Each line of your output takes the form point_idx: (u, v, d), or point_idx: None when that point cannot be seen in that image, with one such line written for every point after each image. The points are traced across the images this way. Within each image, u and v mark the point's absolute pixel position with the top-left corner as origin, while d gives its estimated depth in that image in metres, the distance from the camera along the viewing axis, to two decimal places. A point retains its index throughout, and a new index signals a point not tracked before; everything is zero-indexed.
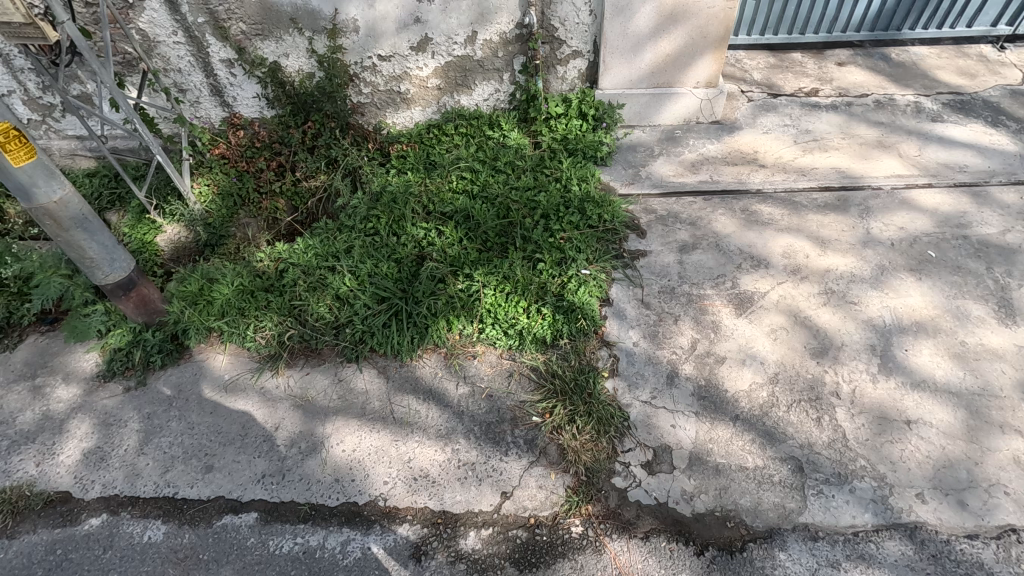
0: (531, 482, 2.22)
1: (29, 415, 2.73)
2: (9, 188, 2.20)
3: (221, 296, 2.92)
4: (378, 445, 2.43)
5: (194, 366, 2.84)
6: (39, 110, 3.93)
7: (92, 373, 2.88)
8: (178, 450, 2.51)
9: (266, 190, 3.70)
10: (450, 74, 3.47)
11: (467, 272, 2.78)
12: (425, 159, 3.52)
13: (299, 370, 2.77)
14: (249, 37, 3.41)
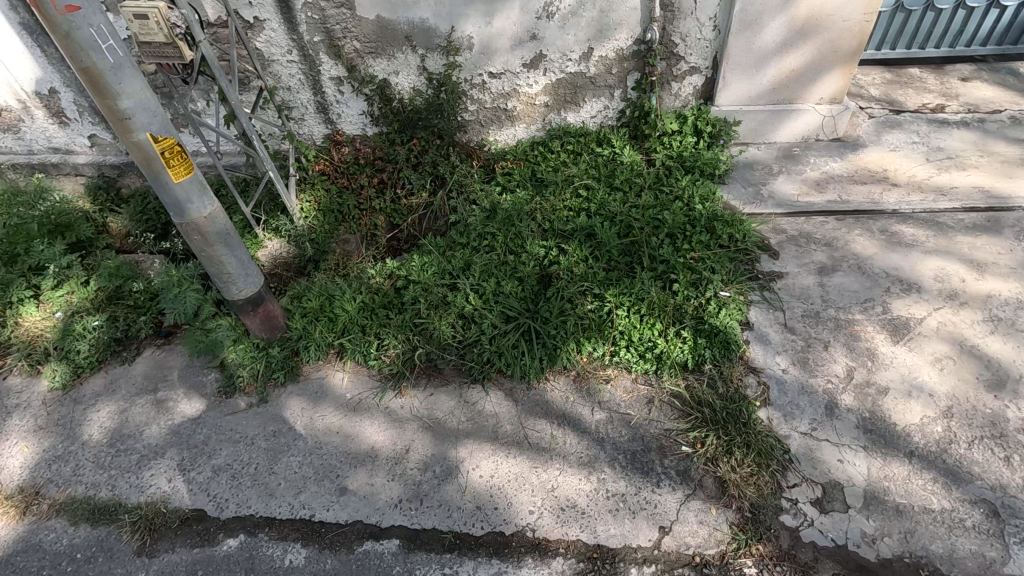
0: (691, 517, 2.09)
1: (155, 430, 2.73)
2: (165, 204, 2.20)
3: (344, 313, 2.89)
4: (517, 471, 2.33)
5: (315, 384, 2.80)
6: None
7: (212, 388, 2.87)
8: (309, 471, 2.45)
9: (367, 206, 3.70)
10: (560, 91, 3.43)
11: (596, 291, 2.68)
12: (532, 176, 3.46)
13: (423, 390, 2.70)
14: (362, 55, 3.42)
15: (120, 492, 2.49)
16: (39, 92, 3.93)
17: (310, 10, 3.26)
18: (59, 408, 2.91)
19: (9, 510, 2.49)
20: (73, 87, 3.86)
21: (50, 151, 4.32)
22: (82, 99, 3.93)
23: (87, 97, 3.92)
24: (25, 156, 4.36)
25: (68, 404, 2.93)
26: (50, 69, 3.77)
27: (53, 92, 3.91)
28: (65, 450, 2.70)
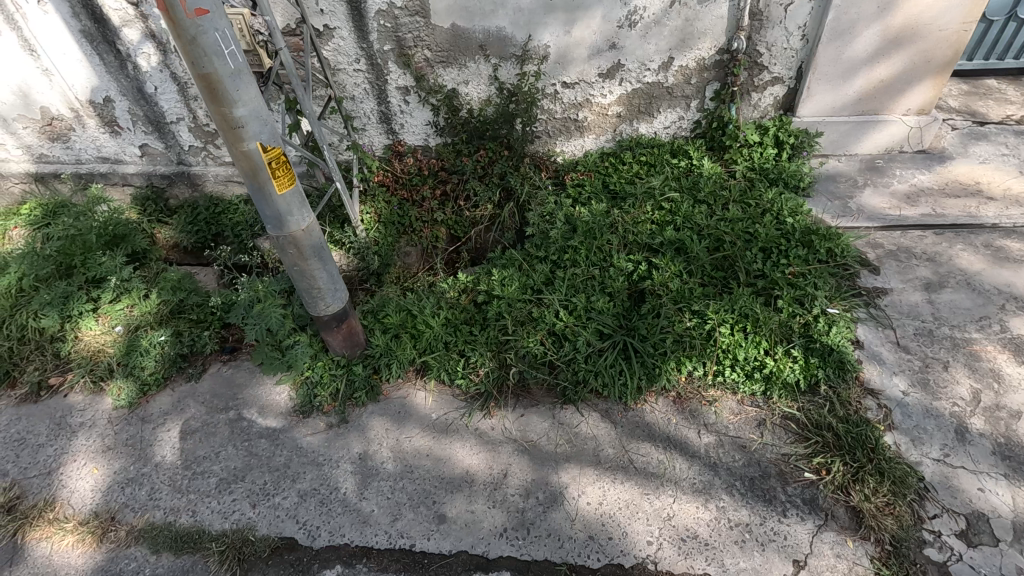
0: (826, 550, 1.97)
1: (232, 451, 2.60)
2: (265, 217, 2.10)
3: (429, 329, 2.77)
4: (627, 499, 2.21)
5: (397, 404, 2.68)
6: (202, 136, 3.96)
7: (288, 408, 2.75)
8: (403, 497, 2.32)
9: (429, 218, 3.62)
10: (635, 101, 3.34)
11: (696, 308, 2.57)
12: (604, 188, 3.37)
13: (513, 410, 2.59)
14: (432, 65, 3.34)
15: (203, 518, 2.36)
16: (93, 101, 3.85)
17: (382, 18, 3.18)
18: (127, 427, 2.79)
19: (85, 538, 2.36)
20: (129, 96, 3.78)
21: (98, 161, 4.23)
22: (137, 108, 3.85)
23: (142, 106, 3.83)
24: (73, 166, 4.27)
25: (136, 423, 2.80)
26: (106, 78, 3.69)
27: (107, 101, 3.83)
28: (138, 473, 2.57)
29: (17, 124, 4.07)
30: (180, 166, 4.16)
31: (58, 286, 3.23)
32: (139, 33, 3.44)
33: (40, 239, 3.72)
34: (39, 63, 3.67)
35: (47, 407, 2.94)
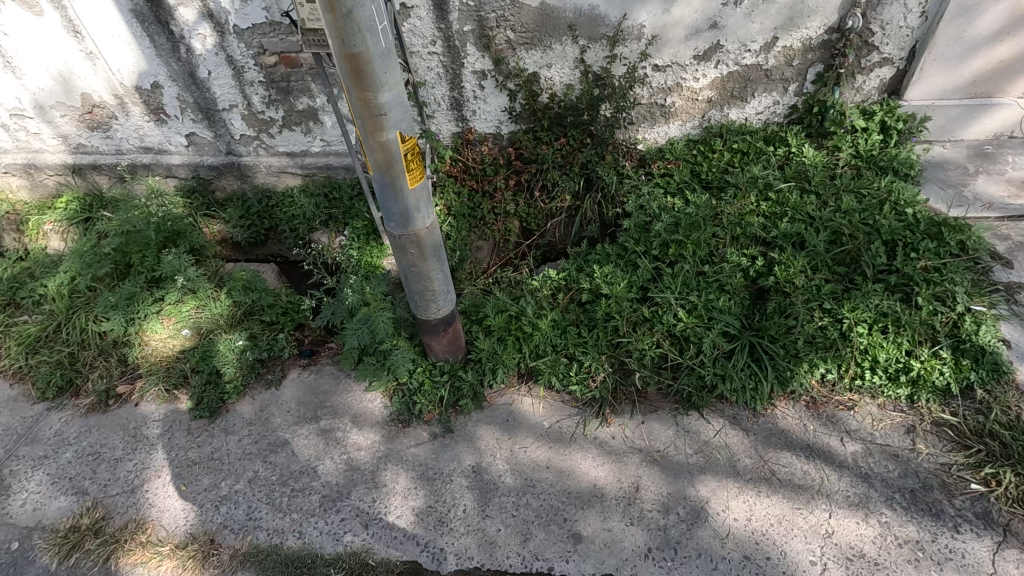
0: (1012, 569, 1.83)
1: (330, 465, 2.42)
2: (391, 214, 1.91)
3: (538, 331, 2.57)
4: (778, 514, 2.06)
5: (504, 411, 2.51)
6: (255, 125, 3.74)
7: (384, 416, 2.58)
8: (530, 514, 2.16)
9: (501, 210, 3.44)
10: (728, 85, 3.15)
11: (827, 306, 2.40)
12: (697, 178, 3.18)
13: (631, 418, 2.42)
14: (514, 47, 3.13)
15: (311, 541, 2.19)
16: (140, 87, 3.61)
17: None
18: (209, 440, 2.60)
19: (185, 563, 2.18)
20: (179, 81, 3.54)
21: (140, 151, 4.00)
22: (187, 95, 3.61)
23: (193, 93, 3.59)
24: (112, 157, 4.04)
25: (219, 435, 2.61)
26: (156, 62, 3.45)
27: (154, 87, 3.59)
28: (230, 490, 2.39)
29: (54, 112, 3.83)
30: (229, 157, 3.93)
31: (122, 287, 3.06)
32: (195, 12, 3.20)
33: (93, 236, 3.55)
34: (83, 45, 3.42)
35: (118, 417, 2.75)
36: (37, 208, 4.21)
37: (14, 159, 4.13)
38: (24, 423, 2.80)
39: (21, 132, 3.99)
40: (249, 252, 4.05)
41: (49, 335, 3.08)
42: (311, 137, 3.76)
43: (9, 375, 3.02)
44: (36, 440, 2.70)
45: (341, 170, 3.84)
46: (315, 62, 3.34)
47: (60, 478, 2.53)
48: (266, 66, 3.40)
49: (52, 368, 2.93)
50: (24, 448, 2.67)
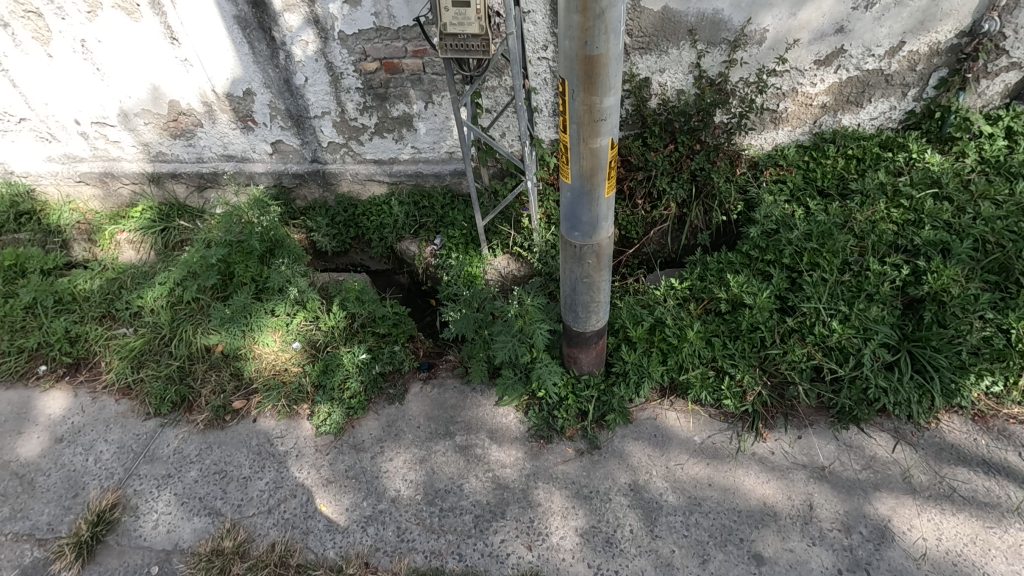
0: None
1: (476, 483, 2.33)
2: (581, 222, 1.84)
3: (685, 342, 2.48)
4: (970, 533, 1.99)
5: (650, 425, 2.43)
6: (345, 132, 3.67)
7: (522, 432, 2.49)
8: (703, 534, 2.07)
9: None
10: (845, 90, 3.10)
11: (990, 315, 2.32)
12: (813, 185, 3.11)
13: (786, 432, 2.34)
14: (628, 52, 3.07)
15: (474, 564, 2.10)
16: (231, 94, 3.55)
17: None
18: (341, 456, 2.51)
19: None
20: (273, 88, 3.48)
21: (222, 159, 3.94)
22: (279, 102, 3.55)
23: (285, 100, 3.53)
24: (193, 165, 3.98)
25: (350, 452, 2.52)
26: (252, 68, 3.39)
27: (247, 94, 3.53)
28: (374, 509, 2.30)
29: (138, 119, 3.77)
30: (314, 165, 3.86)
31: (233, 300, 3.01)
32: (301, 18, 3.14)
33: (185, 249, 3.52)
34: (179, 52, 3.37)
35: (238, 434, 2.66)
36: (110, 218, 4.15)
37: (90, 167, 4.07)
38: (139, 439, 2.71)
39: (101, 140, 3.93)
40: (329, 260, 3.99)
41: (154, 349, 3.01)
42: (402, 144, 3.69)
43: (115, 390, 2.94)
44: (155, 458, 2.61)
45: (430, 178, 3.77)
46: (418, 67, 3.29)
47: (190, 498, 2.43)
48: (366, 72, 3.34)
49: (163, 383, 2.85)
50: (144, 467, 2.58)
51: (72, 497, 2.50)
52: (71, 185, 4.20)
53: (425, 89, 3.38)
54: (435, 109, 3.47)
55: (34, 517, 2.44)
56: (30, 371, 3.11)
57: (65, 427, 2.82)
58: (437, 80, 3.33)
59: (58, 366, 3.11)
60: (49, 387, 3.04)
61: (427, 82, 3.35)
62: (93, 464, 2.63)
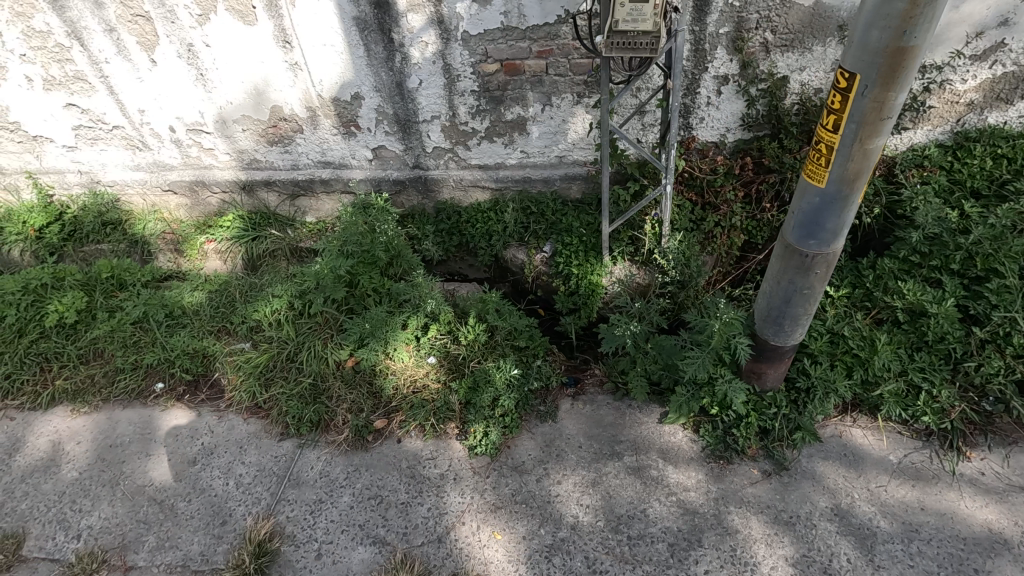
0: None
1: (661, 508, 2.19)
2: (825, 228, 1.73)
3: (875, 355, 2.33)
4: None
5: (838, 444, 2.28)
6: (452, 137, 3.55)
7: (697, 452, 2.34)
8: (931, 564, 1.92)
9: (728, 223, 3.27)
10: (997, 86, 2.94)
11: None
12: (962, 186, 2.90)
13: (991, 451, 2.21)
14: (769, 50, 2.95)
15: None
16: (338, 99, 3.43)
17: None
18: (503, 480, 2.37)
19: None
20: (384, 92, 3.36)
21: (318, 166, 3.81)
22: (387, 106, 3.43)
23: (395, 104, 3.41)
24: (288, 172, 3.85)
25: (512, 474, 2.38)
26: (365, 71, 3.28)
27: (354, 98, 3.42)
28: (554, 538, 2.16)
29: (236, 126, 3.66)
30: (415, 171, 3.74)
31: (360, 317, 2.89)
32: (425, 18, 3.04)
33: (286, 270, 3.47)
34: (289, 56, 3.26)
35: (386, 455, 2.52)
36: (199, 228, 4.05)
37: (180, 176, 3.96)
38: (279, 462, 2.57)
39: (194, 148, 3.82)
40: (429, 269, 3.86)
41: (281, 365, 2.88)
42: (511, 149, 3.56)
43: (242, 409, 2.81)
44: (301, 482, 2.47)
45: (538, 183, 3.64)
46: (540, 69, 3.17)
47: (350, 525, 2.29)
48: (485, 74, 3.22)
49: (298, 402, 2.72)
50: (292, 492, 2.44)
51: (221, 525, 2.37)
52: (158, 194, 4.10)
53: (544, 91, 3.26)
54: (552, 112, 3.35)
55: (185, 547, 2.32)
56: (146, 389, 2.99)
57: (196, 449, 2.68)
58: (559, 82, 3.21)
59: (177, 384, 2.98)
60: (169, 406, 2.90)
61: (548, 84, 3.22)
62: (236, 489, 2.49)
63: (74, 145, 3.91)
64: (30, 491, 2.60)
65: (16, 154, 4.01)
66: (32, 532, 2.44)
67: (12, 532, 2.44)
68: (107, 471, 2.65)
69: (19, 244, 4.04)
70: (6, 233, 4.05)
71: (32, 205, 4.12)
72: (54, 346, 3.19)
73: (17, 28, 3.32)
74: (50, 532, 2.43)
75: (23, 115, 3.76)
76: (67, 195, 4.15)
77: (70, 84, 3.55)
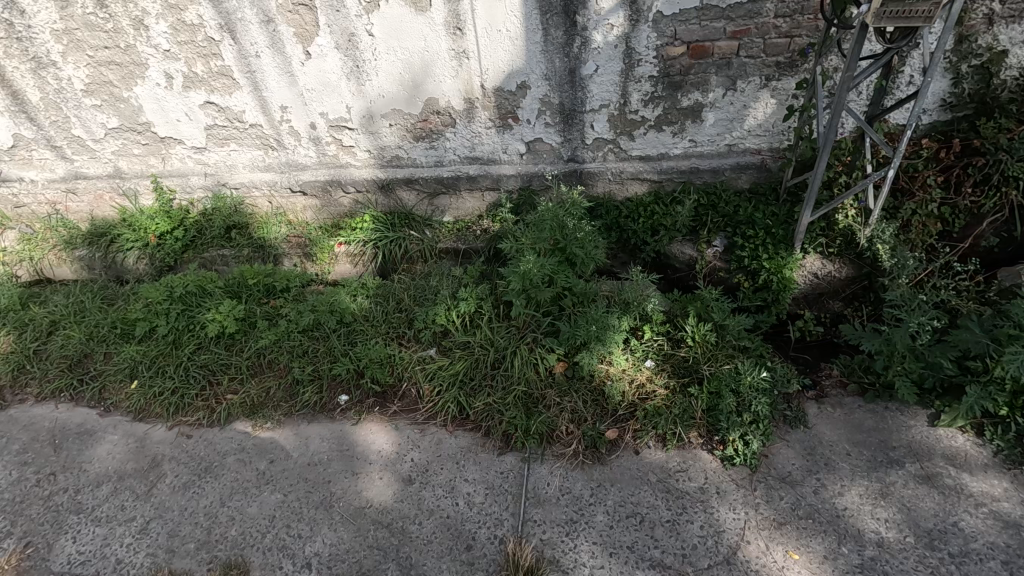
0: None
1: (975, 519, 1.98)
2: None
3: None
4: None
5: None
6: (618, 126, 3.35)
7: (990, 458, 2.15)
8: None
9: (927, 210, 3.02)
10: None
11: None
12: None
13: None
14: (991, 22, 2.79)
15: None
16: (501, 89, 3.24)
17: None
18: (776, 493, 2.16)
19: None
20: (553, 80, 3.17)
21: (465, 162, 3.62)
22: (554, 95, 3.24)
23: (563, 92, 3.22)
24: (431, 170, 3.66)
25: (783, 486, 2.18)
26: (537, 58, 3.09)
27: (519, 88, 3.23)
28: (863, 558, 1.95)
29: (383, 121, 3.47)
30: (570, 165, 3.54)
31: (566, 321, 2.70)
32: None
33: (448, 270, 3.27)
34: (457, 44, 3.08)
35: (630, 470, 2.32)
36: (330, 230, 3.87)
37: (314, 176, 3.76)
38: (508, 480, 2.37)
39: (332, 146, 3.63)
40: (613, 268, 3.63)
41: (483, 373, 2.68)
42: (679, 138, 3.36)
43: (447, 421, 2.61)
44: (544, 500, 2.27)
45: (706, 174, 3.43)
46: (731, 50, 2.96)
47: (617, 548, 2.09)
48: (669, 58, 3.03)
49: (516, 413, 2.51)
50: (536, 512, 2.24)
51: (467, 550, 2.16)
52: (286, 195, 3.90)
53: (730, 75, 3.06)
54: (734, 97, 3.15)
55: None
56: (331, 403, 2.79)
57: (408, 466, 2.48)
58: (748, 64, 3.01)
59: (365, 396, 2.79)
60: (361, 419, 2.71)
61: (735, 67, 3.02)
62: (469, 509, 2.29)
63: (203, 146, 3.73)
64: (236, 516, 2.41)
65: (140, 157, 3.84)
66: (254, 561, 2.24)
67: (232, 562, 2.25)
68: (315, 492, 2.45)
69: (135, 251, 3.89)
70: (124, 240, 3.90)
71: (153, 211, 3.93)
72: (218, 358, 3.02)
73: (165, 22, 3.14)
74: (274, 561, 2.24)
75: (154, 116, 3.58)
76: (189, 200, 3.97)
77: (212, 81, 3.37)
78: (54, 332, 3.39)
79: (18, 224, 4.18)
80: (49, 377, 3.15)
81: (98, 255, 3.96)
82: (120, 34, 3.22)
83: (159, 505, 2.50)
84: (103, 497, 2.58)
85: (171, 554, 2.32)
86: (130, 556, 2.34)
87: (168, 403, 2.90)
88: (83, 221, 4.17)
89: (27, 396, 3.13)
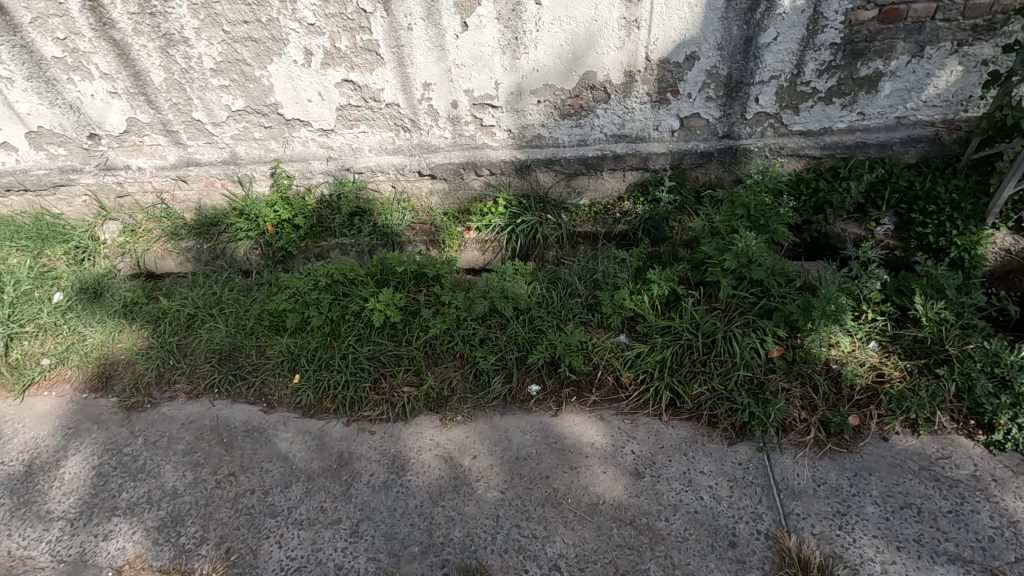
0: None
1: None
2: None
3: None
4: None
5: None
6: (783, 99, 3.19)
7: None
8: None
9: None
10: None
11: None
12: None
13: None
14: None
15: None
16: (667, 61, 3.09)
17: None
18: None
19: None
20: (726, 50, 3.02)
21: (611, 140, 3.45)
22: (723, 66, 3.09)
23: (733, 63, 3.06)
24: (574, 150, 3.49)
25: None
26: (714, 26, 2.94)
27: (687, 59, 3.07)
28: None
29: (531, 98, 3.30)
30: (725, 141, 3.37)
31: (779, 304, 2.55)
32: None
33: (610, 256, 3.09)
34: (630, 12, 2.94)
35: (887, 458, 2.17)
36: (457, 216, 3.69)
37: (447, 158, 3.58)
38: (751, 471, 2.20)
39: (471, 126, 3.46)
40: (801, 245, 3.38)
41: (691, 359, 2.53)
42: (847, 111, 3.19)
43: (660, 411, 2.46)
44: (800, 492, 2.11)
45: (873, 149, 3.26)
46: (927, 13, 2.82)
47: (903, 541, 1.94)
48: (857, 23, 2.87)
49: (743, 400, 2.35)
50: (796, 504, 2.08)
51: (732, 547, 2.01)
52: (412, 179, 3.69)
53: (919, 41, 2.91)
54: (917, 65, 2.99)
55: None
56: (521, 394, 2.63)
57: (632, 459, 2.32)
58: (942, 28, 2.86)
59: (559, 386, 2.62)
60: (559, 409, 2.55)
61: (927, 31, 2.87)
62: (718, 503, 2.13)
63: (330, 128, 3.54)
64: (455, 516, 2.24)
65: (259, 141, 3.65)
66: (494, 564, 2.08)
67: (470, 566, 2.09)
68: (536, 488, 2.28)
69: (251, 240, 3.68)
70: (239, 229, 3.69)
71: (270, 198, 3.73)
72: (386, 349, 2.85)
73: None
74: (517, 564, 2.07)
75: (285, 96, 3.40)
76: (308, 186, 3.75)
77: (355, 57, 3.20)
78: (191, 325, 3.21)
79: (119, 214, 3.93)
80: (199, 371, 2.97)
81: (210, 246, 3.74)
82: (263, 7, 3.06)
83: (364, 506, 2.33)
84: (297, 498, 2.40)
85: (396, 558, 2.15)
86: (350, 561, 2.17)
87: (341, 396, 2.73)
88: (189, 210, 3.92)
89: (176, 393, 2.94)
